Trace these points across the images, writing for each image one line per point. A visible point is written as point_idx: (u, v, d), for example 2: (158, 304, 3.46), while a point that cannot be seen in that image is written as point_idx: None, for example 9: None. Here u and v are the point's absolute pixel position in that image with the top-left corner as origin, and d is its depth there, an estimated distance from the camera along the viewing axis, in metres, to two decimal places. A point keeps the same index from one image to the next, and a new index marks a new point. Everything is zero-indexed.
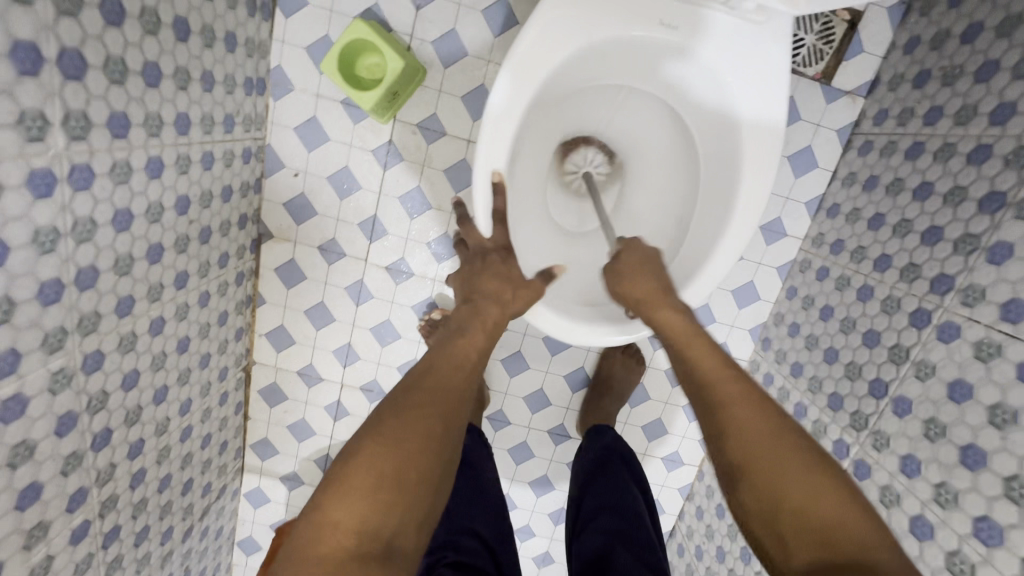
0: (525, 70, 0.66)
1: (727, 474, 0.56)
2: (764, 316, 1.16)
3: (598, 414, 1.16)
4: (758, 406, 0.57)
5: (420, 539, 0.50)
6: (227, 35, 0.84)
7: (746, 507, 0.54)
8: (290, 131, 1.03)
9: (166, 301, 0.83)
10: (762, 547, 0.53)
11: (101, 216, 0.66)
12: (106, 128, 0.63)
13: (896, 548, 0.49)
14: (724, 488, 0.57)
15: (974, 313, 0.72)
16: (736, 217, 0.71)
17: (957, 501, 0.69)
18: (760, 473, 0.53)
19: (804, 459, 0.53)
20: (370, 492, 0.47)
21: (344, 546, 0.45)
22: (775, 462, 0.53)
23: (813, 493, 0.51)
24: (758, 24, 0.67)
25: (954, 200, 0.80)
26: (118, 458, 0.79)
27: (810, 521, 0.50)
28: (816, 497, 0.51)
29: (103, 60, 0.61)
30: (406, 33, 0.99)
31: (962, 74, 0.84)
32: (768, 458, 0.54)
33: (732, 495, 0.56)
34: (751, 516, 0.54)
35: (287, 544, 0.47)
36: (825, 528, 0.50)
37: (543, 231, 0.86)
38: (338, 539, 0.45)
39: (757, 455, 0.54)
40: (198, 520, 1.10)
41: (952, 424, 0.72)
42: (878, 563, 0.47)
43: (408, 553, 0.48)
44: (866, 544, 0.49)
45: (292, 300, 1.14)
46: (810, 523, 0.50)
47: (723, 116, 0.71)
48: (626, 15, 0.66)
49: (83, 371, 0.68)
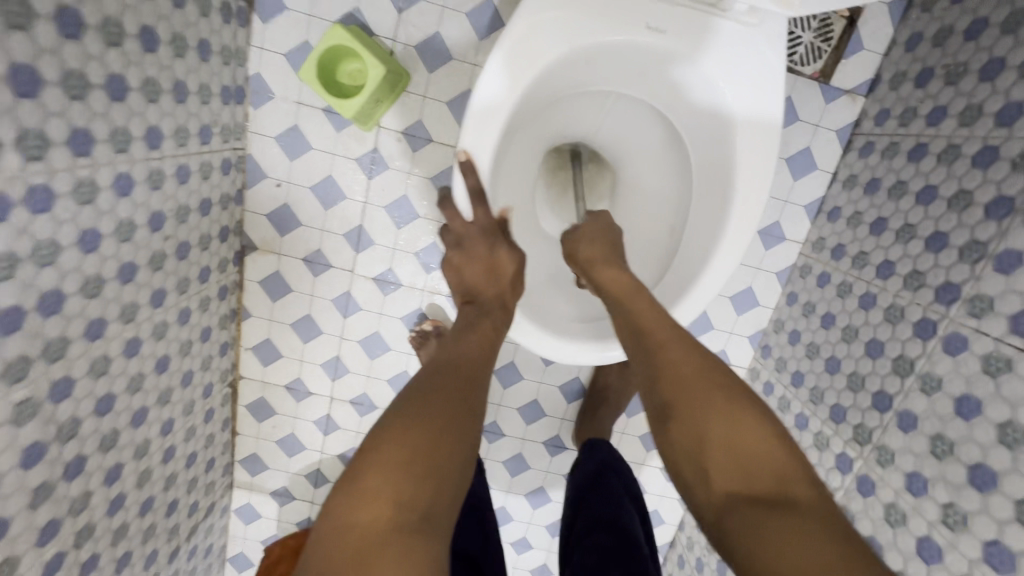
0: (504, 78, 0.63)
1: (654, 416, 0.54)
2: (764, 323, 1.13)
3: (594, 426, 1.13)
4: (685, 346, 0.56)
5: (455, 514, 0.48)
6: (201, 43, 0.81)
7: (674, 445, 0.52)
8: (271, 140, 1.00)
9: (142, 321, 0.80)
10: (684, 485, 0.51)
11: (65, 238, 0.63)
12: (67, 146, 0.60)
13: (817, 483, 0.47)
14: (655, 432, 0.54)
15: (982, 325, 0.69)
16: (731, 227, 0.67)
17: (966, 524, 0.66)
18: (686, 410, 0.52)
19: (730, 393, 0.52)
20: (408, 466, 0.46)
21: (381, 520, 0.44)
22: (701, 393, 0.52)
23: (734, 424, 0.49)
24: (752, 26, 0.64)
25: (959, 204, 0.77)
26: (93, 485, 0.76)
27: (733, 451, 0.49)
28: (738, 429, 0.49)
29: (62, 75, 0.57)
30: (389, 37, 0.96)
31: (966, 72, 0.81)
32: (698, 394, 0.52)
33: (661, 438, 0.53)
34: (673, 455, 0.52)
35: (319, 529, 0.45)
36: (744, 458, 0.48)
37: (532, 243, 0.83)
38: (374, 511, 0.44)
39: (681, 389, 0.52)
40: (185, 540, 1.07)
41: (960, 442, 0.69)
42: (798, 495, 0.45)
43: (444, 527, 0.47)
44: (787, 479, 0.46)
45: (278, 313, 1.11)
46: (733, 453, 0.49)
47: (716, 122, 0.67)
48: (610, 19, 0.63)
49: (51, 400, 0.66)
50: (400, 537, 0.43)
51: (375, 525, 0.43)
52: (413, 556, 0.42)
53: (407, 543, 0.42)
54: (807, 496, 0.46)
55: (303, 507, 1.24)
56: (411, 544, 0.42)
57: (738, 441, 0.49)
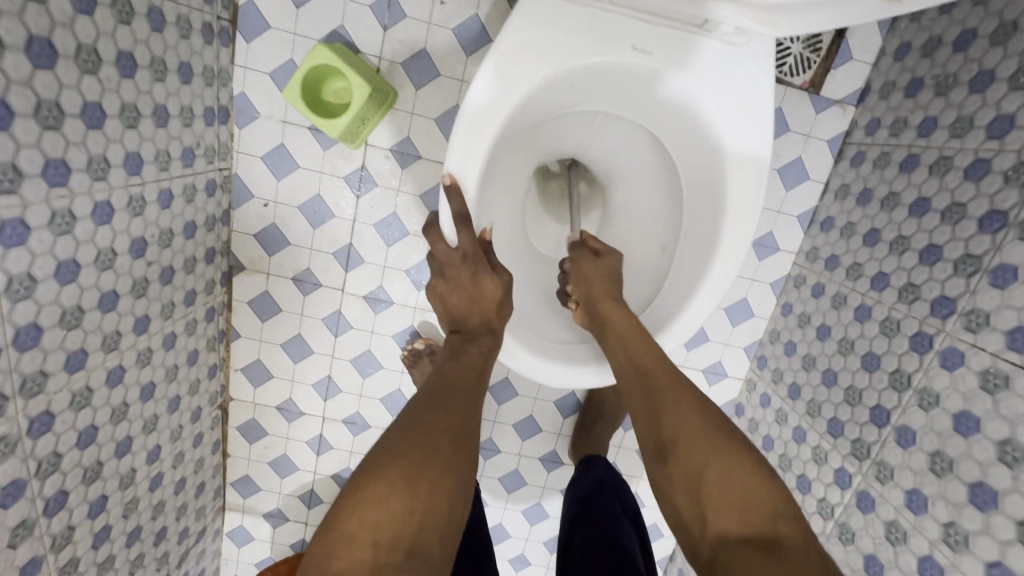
0: (489, 101, 0.62)
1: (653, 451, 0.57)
2: (759, 334, 1.12)
3: (590, 442, 1.12)
4: (691, 396, 0.58)
5: (445, 547, 0.47)
6: (182, 66, 0.80)
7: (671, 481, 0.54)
8: (257, 160, 0.98)
9: (125, 349, 0.78)
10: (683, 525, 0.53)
11: (41, 270, 0.61)
12: (42, 178, 0.59)
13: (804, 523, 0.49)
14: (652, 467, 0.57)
15: (978, 340, 0.68)
16: (725, 247, 0.66)
17: (967, 544, 0.65)
18: (687, 452, 0.54)
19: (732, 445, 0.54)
20: (390, 497, 0.46)
21: (360, 560, 0.42)
22: (703, 441, 0.54)
23: (739, 475, 0.51)
24: (740, 46, 0.63)
25: (952, 217, 0.76)
26: (76, 519, 0.74)
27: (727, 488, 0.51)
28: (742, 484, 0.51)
29: (33, 106, 0.56)
30: (375, 54, 0.95)
31: (956, 84, 0.80)
32: (701, 443, 0.54)
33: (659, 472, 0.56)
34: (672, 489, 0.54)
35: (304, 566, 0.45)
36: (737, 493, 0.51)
37: (524, 262, 0.81)
38: (353, 557, 0.43)
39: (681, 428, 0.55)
40: (176, 567, 1.05)
41: (959, 459, 0.68)
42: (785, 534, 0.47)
43: (433, 563, 0.45)
44: (782, 528, 0.48)
45: (267, 333, 1.09)
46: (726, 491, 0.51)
47: (705, 143, 0.67)
48: (594, 40, 0.62)
49: (29, 436, 0.64)
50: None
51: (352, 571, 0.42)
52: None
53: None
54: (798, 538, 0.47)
55: (297, 528, 1.22)
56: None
57: (739, 490, 0.51)
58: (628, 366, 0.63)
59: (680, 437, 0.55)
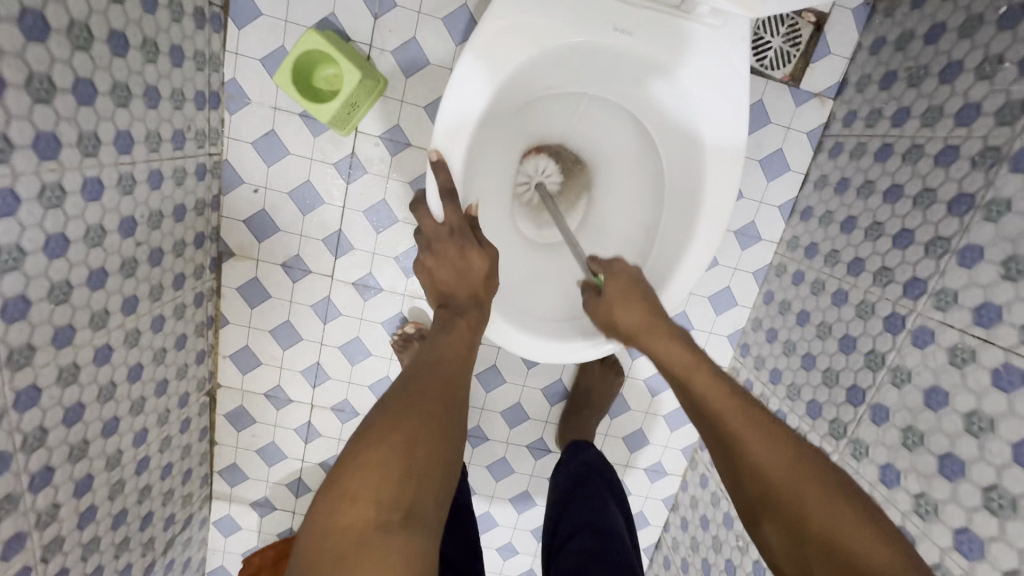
0: (476, 76, 0.63)
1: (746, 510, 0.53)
2: (743, 322, 1.14)
3: (576, 429, 1.13)
4: (777, 439, 0.53)
5: (441, 508, 0.49)
6: (173, 48, 0.81)
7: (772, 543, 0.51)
8: (248, 146, 0.99)
9: (113, 328, 0.78)
10: None
11: (30, 242, 0.61)
12: (32, 150, 0.59)
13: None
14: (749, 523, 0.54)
15: (947, 318, 0.71)
16: (703, 226, 0.69)
17: (937, 513, 0.68)
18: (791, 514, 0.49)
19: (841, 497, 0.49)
20: (389, 462, 0.47)
21: (364, 519, 0.44)
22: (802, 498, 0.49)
23: (856, 533, 0.47)
24: (716, 27, 0.66)
25: (923, 202, 0.79)
26: (62, 497, 0.74)
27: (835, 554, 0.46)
28: (863, 548, 0.46)
29: (25, 78, 0.57)
30: (365, 42, 0.96)
31: (927, 75, 0.83)
32: (805, 501, 0.49)
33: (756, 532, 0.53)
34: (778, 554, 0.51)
35: (306, 527, 0.46)
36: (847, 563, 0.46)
37: (510, 242, 0.83)
38: (356, 514, 0.45)
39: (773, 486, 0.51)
40: (160, 555, 1.04)
41: (929, 433, 0.70)
42: None
43: (431, 523, 0.47)
44: None
45: (256, 320, 1.10)
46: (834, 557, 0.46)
47: (683, 121, 0.69)
48: (577, 20, 0.64)
49: (15, 409, 0.64)
50: (384, 538, 0.43)
51: (357, 527, 0.44)
52: (393, 555, 0.43)
53: (389, 544, 0.43)
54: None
55: (285, 517, 1.22)
56: (392, 546, 0.43)
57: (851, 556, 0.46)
58: (697, 411, 0.58)
59: (780, 495, 0.50)
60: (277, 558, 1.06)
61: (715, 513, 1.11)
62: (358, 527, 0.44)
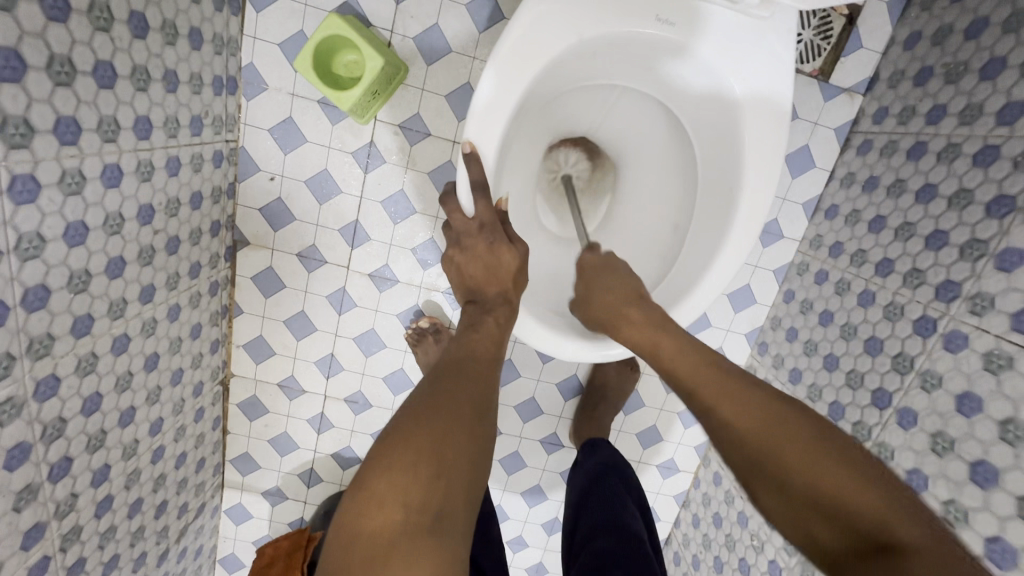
0: (513, 66, 0.61)
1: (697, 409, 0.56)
2: (762, 320, 1.12)
3: (592, 425, 1.12)
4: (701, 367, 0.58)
5: (472, 514, 0.47)
6: (192, 31, 0.79)
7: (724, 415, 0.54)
8: (265, 133, 0.97)
9: (131, 317, 0.77)
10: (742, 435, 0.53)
11: (50, 230, 0.60)
12: (53, 135, 0.58)
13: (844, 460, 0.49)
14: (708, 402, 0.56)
15: (983, 322, 0.70)
16: (738, 224, 0.67)
17: (967, 521, 0.67)
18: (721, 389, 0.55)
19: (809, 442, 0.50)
20: (411, 465, 0.46)
21: (392, 523, 0.43)
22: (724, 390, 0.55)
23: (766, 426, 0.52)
24: (762, 20, 0.64)
25: (959, 203, 0.77)
26: (80, 487, 0.74)
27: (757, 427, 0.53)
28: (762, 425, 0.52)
29: (46, 60, 0.55)
30: (386, 28, 0.94)
31: (966, 71, 0.81)
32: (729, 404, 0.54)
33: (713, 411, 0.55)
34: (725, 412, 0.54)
35: (333, 531, 0.46)
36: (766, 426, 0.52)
37: (536, 237, 0.83)
38: (384, 517, 0.43)
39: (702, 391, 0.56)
40: (174, 542, 1.04)
41: (961, 439, 0.70)
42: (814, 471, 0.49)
43: (463, 529, 0.46)
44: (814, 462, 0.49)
45: (270, 310, 1.08)
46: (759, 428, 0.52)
47: (722, 116, 0.67)
48: (619, 10, 0.62)
49: (35, 399, 0.63)
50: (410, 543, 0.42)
51: (386, 532, 0.43)
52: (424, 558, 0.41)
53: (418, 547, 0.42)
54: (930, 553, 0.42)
55: (296, 507, 1.22)
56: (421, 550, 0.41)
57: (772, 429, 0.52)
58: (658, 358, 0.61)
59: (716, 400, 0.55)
60: (292, 548, 1.05)
61: (729, 511, 1.11)
62: (386, 532, 0.43)
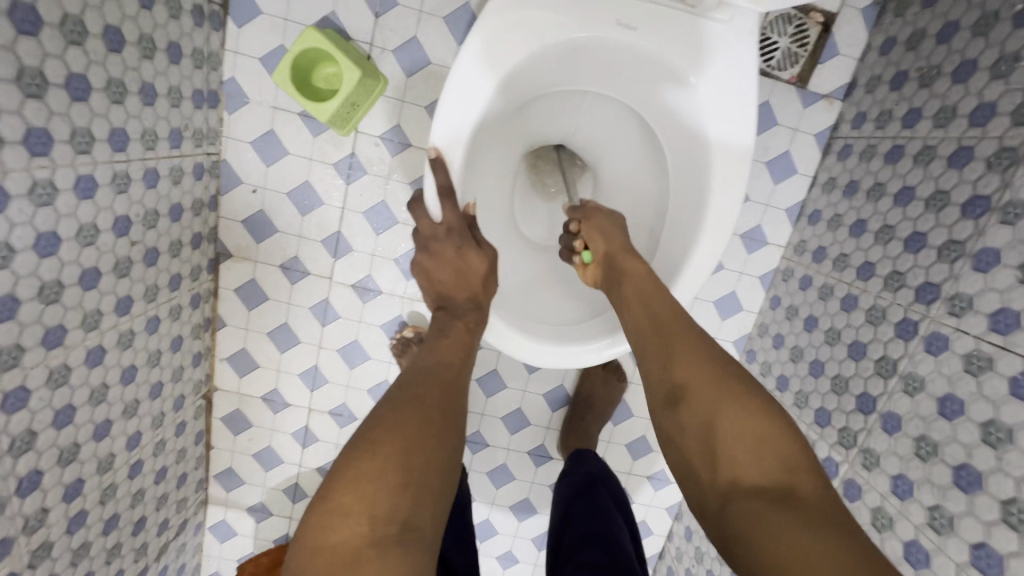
0: (476, 70, 0.62)
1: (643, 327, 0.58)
2: (749, 327, 1.11)
3: (580, 435, 1.11)
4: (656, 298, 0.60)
5: (441, 525, 0.46)
6: (171, 45, 0.80)
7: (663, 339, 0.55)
8: (247, 146, 0.98)
9: (106, 329, 0.77)
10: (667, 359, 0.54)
11: (19, 241, 0.60)
12: (23, 147, 0.58)
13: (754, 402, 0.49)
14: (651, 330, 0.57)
15: (962, 324, 0.69)
16: (710, 225, 0.67)
17: (952, 527, 0.65)
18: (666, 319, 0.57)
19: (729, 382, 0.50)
20: (378, 473, 0.45)
21: (358, 534, 0.42)
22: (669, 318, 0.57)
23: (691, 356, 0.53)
24: (722, 23, 0.64)
25: (935, 205, 0.77)
26: (51, 501, 0.73)
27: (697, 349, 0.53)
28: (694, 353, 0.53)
29: (16, 72, 0.56)
30: (366, 41, 0.95)
31: (940, 74, 0.81)
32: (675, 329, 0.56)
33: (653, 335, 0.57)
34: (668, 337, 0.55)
35: (296, 545, 0.44)
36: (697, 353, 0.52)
37: (513, 244, 0.82)
38: (350, 529, 0.42)
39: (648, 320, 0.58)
40: (154, 560, 1.02)
41: (944, 443, 0.68)
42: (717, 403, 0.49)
43: (431, 539, 0.44)
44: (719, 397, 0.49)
45: (254, 322, 1.08)
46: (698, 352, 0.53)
47: (688, 116, 0.67)
48: (580, 14, 0.63)
49: (2, 411, 0.62)
50: (379, 553, 0.41)
51: (352, 544, 0.41)
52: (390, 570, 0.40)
53: (383, 559, 0.40)
54: (823, 502, 0.42)
55: (281, 523, 1.20)
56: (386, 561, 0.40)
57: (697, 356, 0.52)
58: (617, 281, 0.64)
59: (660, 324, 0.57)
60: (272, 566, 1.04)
61: None
62: (352, 543, 0.42)
